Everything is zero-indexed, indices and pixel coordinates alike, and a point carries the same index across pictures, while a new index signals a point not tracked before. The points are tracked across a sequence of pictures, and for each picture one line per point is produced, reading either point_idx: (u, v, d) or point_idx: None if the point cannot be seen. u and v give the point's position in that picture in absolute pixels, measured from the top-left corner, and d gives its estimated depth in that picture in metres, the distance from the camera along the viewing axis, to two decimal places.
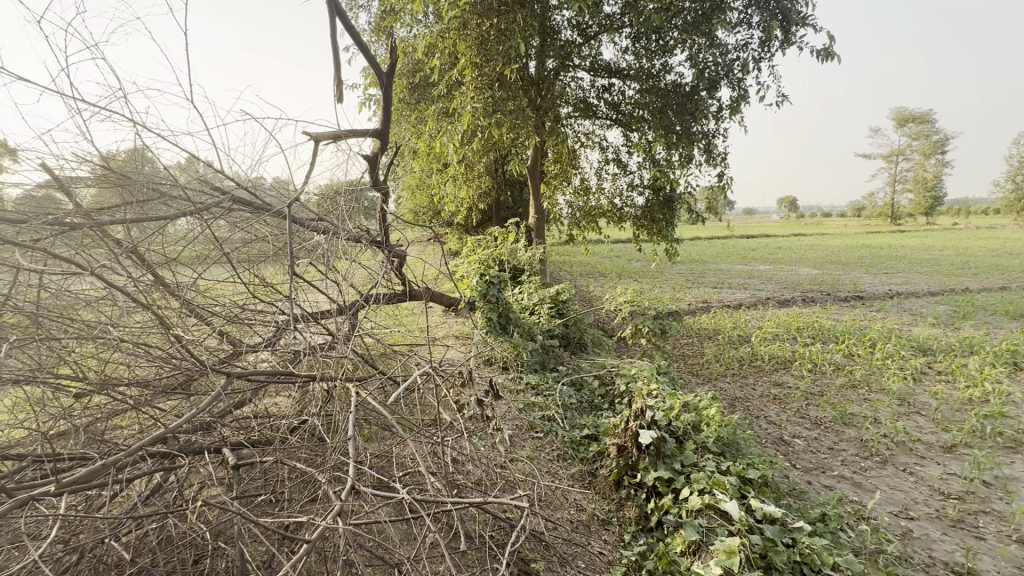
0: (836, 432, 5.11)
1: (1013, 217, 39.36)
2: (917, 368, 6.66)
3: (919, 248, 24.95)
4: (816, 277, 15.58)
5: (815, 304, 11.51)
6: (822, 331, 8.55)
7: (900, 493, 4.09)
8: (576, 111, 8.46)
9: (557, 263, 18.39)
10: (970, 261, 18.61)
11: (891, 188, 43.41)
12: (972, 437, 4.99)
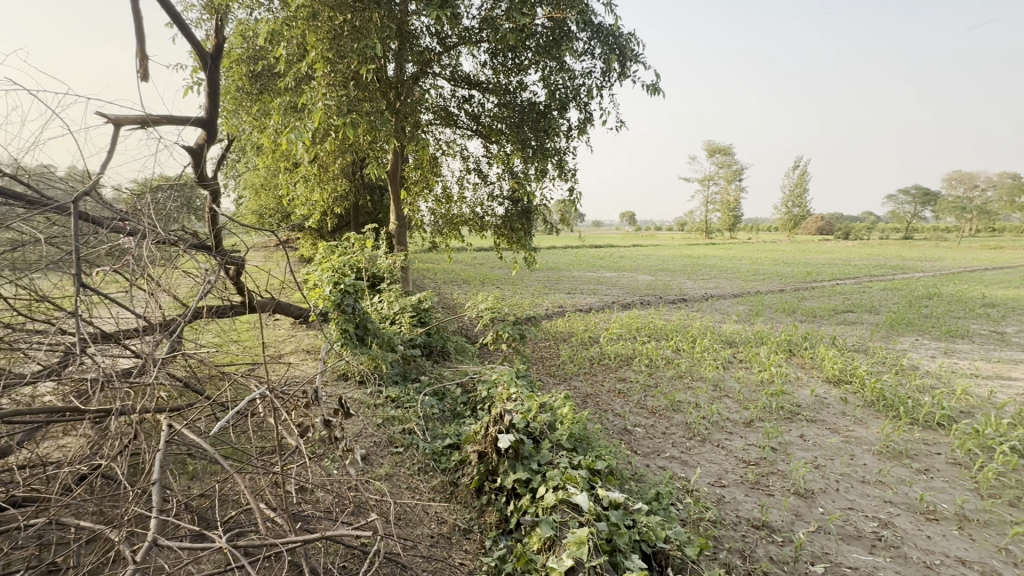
0: (667, 418, 5.21)
1: (789, 234, 49.08)
2: (724, 358, 7.29)
3: (727, 257, 29.48)
4: (650, 283, 17.13)
5: (650, 307, 12.49)
6: (656, 330, 9.16)
7: (715, 466, 4.18)
8: (438, 119, 7.53)
9: (419, 271, 17.51)
10: (761, 268, 22.33)
11: (706, 208, 51.11)
12: (763, 412, 5.39)
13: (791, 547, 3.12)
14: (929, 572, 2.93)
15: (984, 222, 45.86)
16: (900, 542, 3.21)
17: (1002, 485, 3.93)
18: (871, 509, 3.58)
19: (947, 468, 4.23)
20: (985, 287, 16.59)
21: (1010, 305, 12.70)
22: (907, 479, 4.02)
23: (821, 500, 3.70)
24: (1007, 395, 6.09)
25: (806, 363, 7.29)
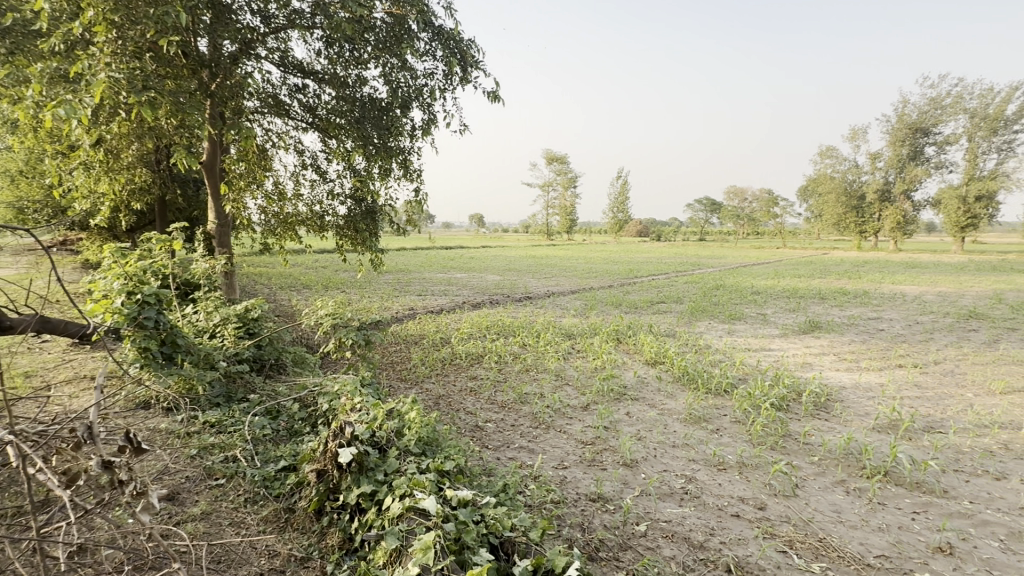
0: (516, 410, 5.28)
1: (616, 236, 55.44)
2: (565, 350, 7.73)
3: (565, 257, 32.08)
4: (498, 283, 17.64)
5: (498, 305, 12.79)
6: (505, 327, 9.36)
7: (558, 450, 4.28)
8: (266, 107, 6.43)
9: (248, 277, 15.41)
10: (594, 267, 24.66)
11: (547, 212, 54.95)
12: (597, 396, 5.75)
13: (617, 513, 3.23)
14: (724, 515, 3.26)
15: (750, 226, 57.62)
16: (701, 493, 3.55)
17: (768, 435, 4.60)
18: (680, 468, 3.95)
19: (729, 426, 4.87)
20: (753, 278, 20.73)
21: (768, 292, 16.04)
22: (704, 439, 4.55)
23: (645, 467, 3.97)
24: (769, 361, 7.50)
25: (630, 349, 8.07)
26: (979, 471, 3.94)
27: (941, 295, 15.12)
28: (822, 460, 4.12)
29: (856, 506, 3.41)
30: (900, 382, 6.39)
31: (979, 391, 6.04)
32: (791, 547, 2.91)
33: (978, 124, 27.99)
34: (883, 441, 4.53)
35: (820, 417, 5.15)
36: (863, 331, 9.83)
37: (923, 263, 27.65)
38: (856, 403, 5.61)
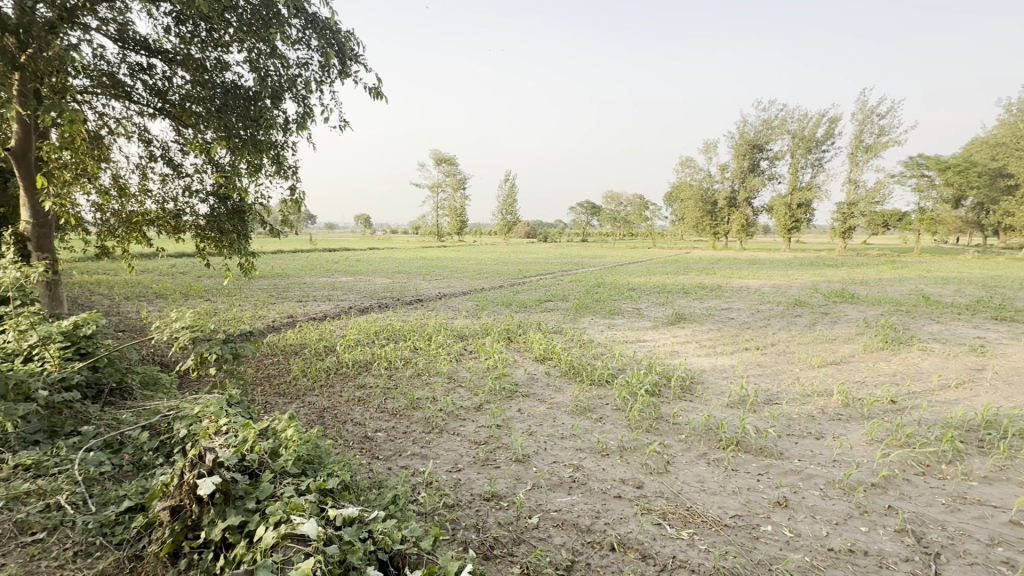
0: (408, 416, 5.14)
1: (506, 237, 56.87)
2: (457, 351, 7.72)
3: (457, 258, 32.16)
4: (388, 286, 17.11)
5: (388, 309, 12.38)
6: (394, 332, 9.08)
7: (452, 453, 4.25)
8: (98, 87, 5.21)
9: (83, 285, 13.06)
10: (485, 268, 25.06)
11: (436, 213, 54.53)
12: (490, 396, 5.83)
13: (511, 509, 3.31)
14: (608, 497, 3.48)
15: (625, 228, 62.81)
16: (588, 479, 3.75)
17: (644, 419, 5.01)
18: (569, 458, 4.15)
19: (612, 414, 5.24)
20: (629, 275, 22.69)
21: (641, 288, 17.67)
22: (590, 428, 4.82)
23: (536, 461, 4.10)
24: (644, 351, 8.24)
25: (521, 347, 8.31)
26: (804, 433, 4.64)
27: (775, 287, 17.90)
28: (687, 437, 4.57)
29: (715, 474, 3.84)
30: (747, 363, 7.41)
31: (804, 366, 7.24)
32: (664, 519, 3.19)
33: (797, 144, 33.60)
34: (735, 415, 5.16)
35: (686, 399, 5.74)
36: (719, 320, 11.26)
37: (762, 260, 32.51)
38: (713, 383, 6.36)
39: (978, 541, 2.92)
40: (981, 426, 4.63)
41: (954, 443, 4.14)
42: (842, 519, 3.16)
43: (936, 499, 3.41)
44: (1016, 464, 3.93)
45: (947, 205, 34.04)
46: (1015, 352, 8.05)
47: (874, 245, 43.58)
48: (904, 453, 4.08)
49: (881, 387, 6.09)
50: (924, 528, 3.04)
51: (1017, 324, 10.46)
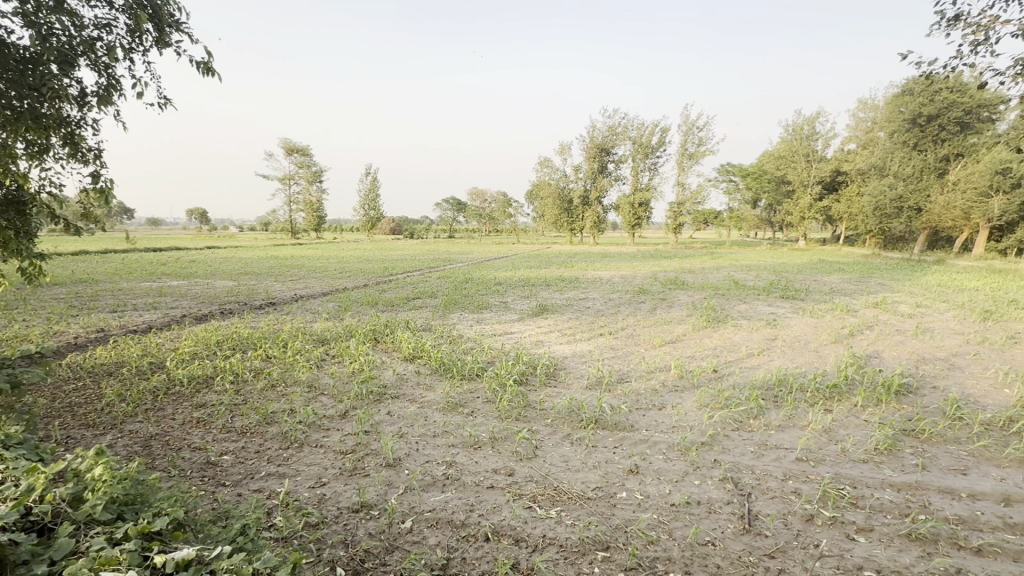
0: (261, 433, 4.46)
1: (370, 233, 54.23)
2: (317, 356, 6.95)
3: (314, 257, 29.71)
4: (232, 289, 15.05)
5: (233, 315, 10.79)
6: (241, 340, 7.89)
7: (314, 467, 3.78)
8: None
9: None
10: (348, 266, 23.58)
11: (289, 207, 49.66)
12: (355, 401, 5.36)
13: (381, 517, 3.06)
14: (481, 489, 3.43)
15: (490, 225, 64.26)
16: (461, 474, 3.65)
17: (513, 408, 5.09)
18: (441, 455, 3.99)
19: (482, 406, 5.22)
20: (496, 270, 23.26)
21: (508, 282, 18.21)
22: (461, 422, 4.72)
23: (407, 463, 3.86)
24: (511, 343, 8.43)
25: (387, 347, 7.84)
26: (650, 405, 5.15)
27: (623, 277, 19.89)
28: (553, 420, 4.75)
29: (578, 452, 4.05)
30: (602, 348, 8.04)
31: (648, 347, 8.09)
32: (534, 501, 3.24)
33: (637, 149, 37.63)
34: (594, 396, 5.52)
35: (551, 385, 5.98)
36: (578, 310, 12.06)
37: (613, 253, 35.78)
38: (575, 368, 6.77)
39: (776, 477, 3.50)
40: (775, 384, 5.65)
41: (759, 401, 4.97)
42: (681, 477, 3.54)
43: (748, 449, 4.03)
44: (798, 412, 4.86)
45: (748, 206, 41.23)
46: (795, 323, 10.08)
47: (698, 240, 50.84)
48: (725, 414, 4.76)
49: (707, 359, 7.08)
50: (740, 474, 3.57)
51: (796, 301, 13.11)
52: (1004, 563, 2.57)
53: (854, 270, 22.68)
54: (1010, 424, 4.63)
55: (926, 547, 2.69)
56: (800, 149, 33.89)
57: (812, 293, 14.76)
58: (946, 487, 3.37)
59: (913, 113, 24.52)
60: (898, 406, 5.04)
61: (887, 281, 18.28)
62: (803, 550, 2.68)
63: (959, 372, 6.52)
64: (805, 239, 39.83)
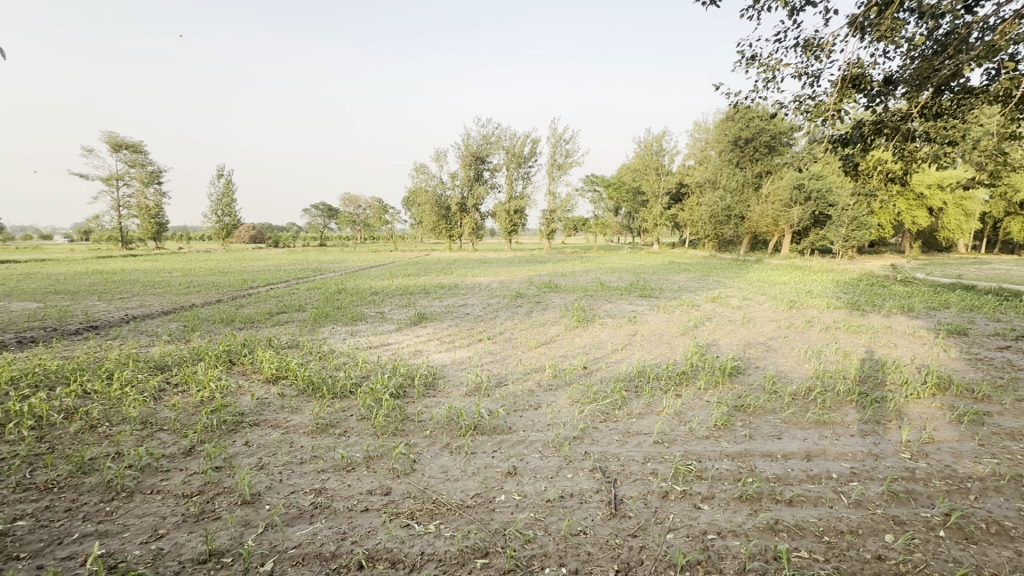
0: (72, 486, 3.15)
1: (222, 242, 47.81)
2: (153, 387, 5.25)
3: (149, 271, 25.21)
4: (31, 312, 11.80)
5: (35, 345, 8.26)
6: (45, 375, 5.63)
7: (148, 518, 2.81)
8: None
9: None
10: (195, 281, 20.28)
11: (113, 212, 41.42)
12: (204, 434, 4.17)
13: (233, 566, 2.45)
14: (354, 513, 3.00)
15: (365, 233, 61.24)
16: (331, 501, 3.13)
17: (389, 424, 4.60)
18: (310, 483, 3.35)
19: (357, 425, 4.58)
20: (373, 280, 22.06)
21: (385, 291, 17.29)
22: (333, 445, 4.05)
23: (269, 497, 3.14)
24: (389, 356, 7.76)
25: (245, 370, 6.37)
26: (527, 405, 5.35)
27: (502, 283, 20.32)
28: (432, 431, 4.48)
29: (456, 460, 3.88)
30: (482, 353, 8.02)
31: (524, 349, 8.40)
32: (412, 518, 2.97)
33: (510, 158, 38.88)
34: (473, 402, 5.45)
35: (431, 395, 5.65)
36: (457, 316, 11.95)
37: (492, 260, 36.11)
38: (454, 376, 6.56)
39: (638, 462, 3.90)
40: (635, 375, 6.53)
41: (622, 393, 5.60)
42: (555, 472, 3.68)
43: (613, 438, 4.44)
44: (655, 399, 5.61)
45: (609, 214, 45.20)
46: (652, 319, 11.41)
47: (568, 245, 54.13)
48: (594, 407, 5.22)
49: (578, 357, 7.67)
50: (607, 462, 3.88)
51: (653, 300, 14.75)
52: (807, 508, 3.19)
53: (700, 270, 25.87)
54: (809, 392, 5.91)
55: (754, 504, 3.24)
56: (651, 163, 38.00)
57: (664, 292, 16.69)
58: (766, 451, 4.15)
59: (734, 137, 29.16)
60: (731, 384, 6.20)
61: (723, 279, 21.31)
62: (661, 524, 2.98)
63: (773, 353, 8.06)
64: (658, 243, 44.90)
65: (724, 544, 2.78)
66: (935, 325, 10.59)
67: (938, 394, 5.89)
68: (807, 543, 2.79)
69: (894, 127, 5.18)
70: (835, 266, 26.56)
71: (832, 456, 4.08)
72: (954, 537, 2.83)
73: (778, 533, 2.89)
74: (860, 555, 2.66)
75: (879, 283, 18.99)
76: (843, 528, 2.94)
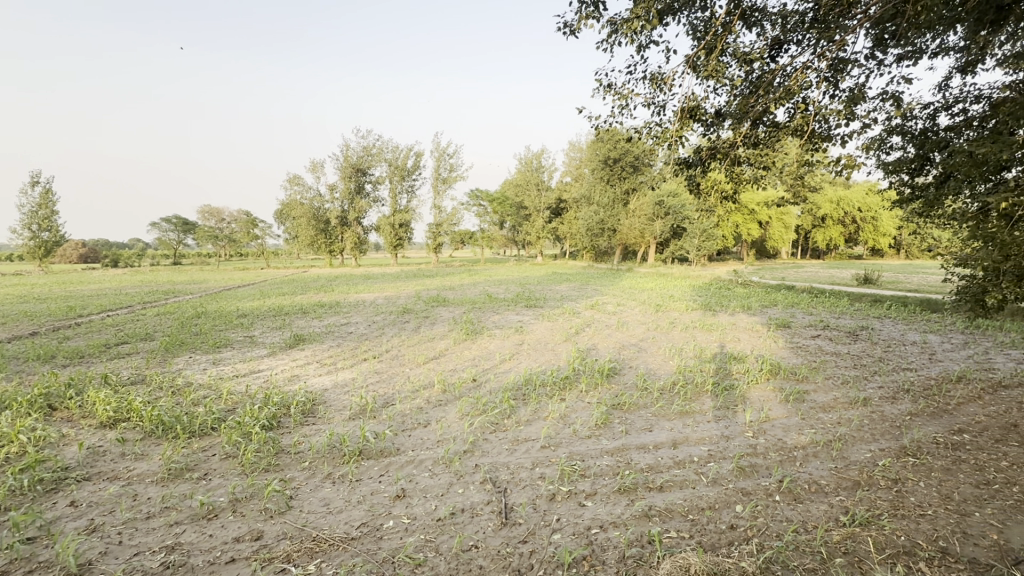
0: None
1: (36, 261, 39.37)
2: None
3: None
4: None
5: None
6: None
7: None
8: None
9: None
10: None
11: None
12: (9, 499, 3.47)
13: None
14: (216, 567, 2.83)
15: (228, 248, 55.07)
16: (188, 556, 2.91)
17: (260, 459, 4.30)
18: (158, 540, 3.06)
19: (219, 464, 4.18)
20: (241, 300, 19.95)
21: (255, 311, 15.72)
22: (189, 491, 3.69)
23: (102, 565, 2.80)
24: (261, 385, 6.99)
25: (70, 415, 5.25)
26: (415, 424, 5.41)
27: (388, 299, 19.77)
28: (311, 462, 4.33)
29: (340, 491, 3.84)
30: (367, 373, 7.76)
31: (413, 366, 8.31)
32: (288, 561, 2.91)
33: (394, 172, 38.06)
34: (357, 426, 5.32)
35: (309, 422, 5.36)
36: (339, 335, 11.37)
37: (378, 275, 34.77)
38: (337, 401, 6.24)
39: (526, 467, 4.34)
40: (523, 383, 7.02)
41: (510, 402, 6.01)
42: (446, 489, 3.92)
43: (503, 447, 4.82)
44: (541, 405, 6.13)
45: (495, 227, 46.44)
46: (537, 328, 12.09)
47: (456, 256, 54.27)
48: (483, 419, 5.54)
49: (467, 370, 7.88)
50: (498, 472, 4.24)
51: (537, 310, 15.57)
52: (674, 492, 3.90)
53: (580, 280, 27.71)
54: (673, 385, 6.94)
55: (630, 494, 3.87)
56: (532, 179, 39.92)
57: (548, 301, 17.70)
58: (639, 444, 4.89)
59: (604, 157, 31.88)
60: (608, 384, 7.04)
61: (600, 288, 23.13)
62: (549, 527, 3.41)
63: (644, 353, 9.20)
64: (542, 255, 47.23)
65: (606, 536, 3.29)
66: (766, 320, 12.87)
67: (771, 377, 7.31)
68: (675, 523, 3.44)
69: (724, 152, 6.11)
70: (691, 273, 30.41)
71: (693, 441, 4.95)
72: (787, 499, 3.73)
73: (652, 518, 3.51)
74: (717, 527, 3.37)
75: (725, 287, 22.23)
76: (704, 504, 3.68)
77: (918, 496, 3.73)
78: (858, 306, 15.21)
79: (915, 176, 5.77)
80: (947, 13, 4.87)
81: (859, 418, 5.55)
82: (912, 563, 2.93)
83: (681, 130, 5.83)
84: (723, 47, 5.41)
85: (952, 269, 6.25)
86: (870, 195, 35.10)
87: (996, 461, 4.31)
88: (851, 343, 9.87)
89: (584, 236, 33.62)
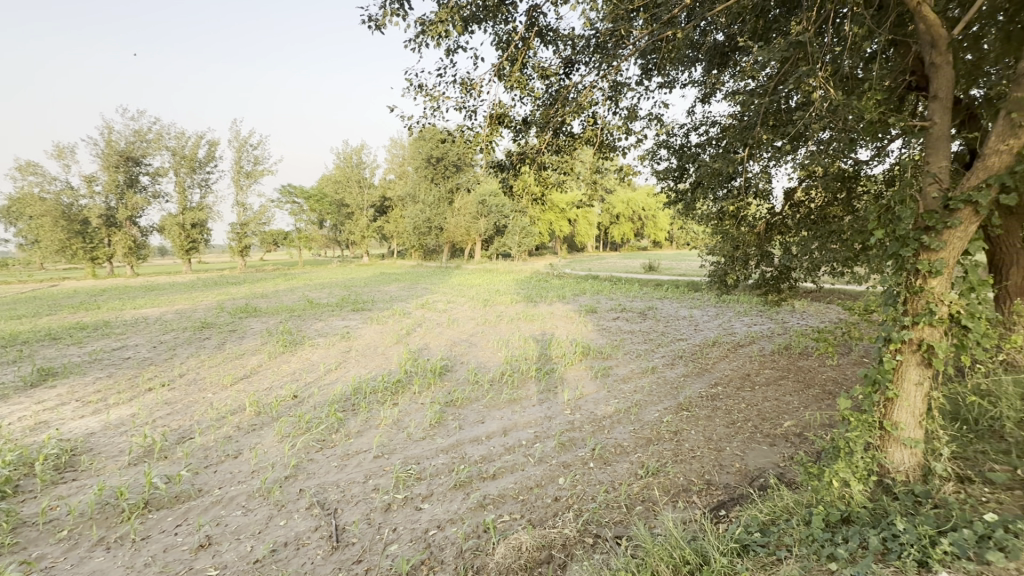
0: None
1: None
2: None
3: None
4: None
5: None
6: None
7: None
8: None
9: None
10: None
11: None
12: None
13: None
14: None
15: None
16: None
17: None
18: None
19: None
20: None
21: None
22: None
23: None
24: None
25: None
26: (222, 457, 4.67)
27: (180, 313, 16.65)
28: (74, 529, 3.41)
29: (119, 556, 3.11)
30: (153, 406, 6.41)
31: (216, 390, 7.14)
32: None
33: (179, 162, 31.98)
34: (141, 471, 4.36)
35: (67, 480, 4.20)
36: (108, 363, 9.10)
37: (165, 285, 28.94)
38: (109, 446, 5.01)
39: (359, 482, 4.10)
40: (352, 393, 6.62)
41: (338, 415, 5.61)
42: (264, 525, 3.46)
43: (331, 465, 4.46)
44: (372, 414, 5.86)
45: (314, 227, 42.78)
46: (366, 333, 11.52)
47: (267, 260, 48.37)
48: (307, 438, 5.06)
49: (286, 387, 7.08)
50: (326, 494, 3.91)
51: (365, 313, 14.82)
52: (506, 477, 4.12)
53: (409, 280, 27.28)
54: (502, 376, 7.33)
55: (465, 488, 3.95)
56: (352, 176, 37.87)
57: (376, 304, 17.02)
58: (473, 437, 5.04)
59: (427, 155, 31.90)
60: (441, 383, 7.07)
61: (430, 286, 23.14)
62: (385, 539, 3.29)
63: (474, 348, 9.52)
64: (368, 255, 45.17)
65: (444, 535, 3.31)
66: (578, 307, 14.48)
67: (583, 358, 8.26)
68: (507, 507, 3.64)
69: (532, 157, 6.59)
70: (514, 268, 32.42)
71: (521, 426, 5.29)
72: (598, 464, 4.26)
73: (486, 507, 3.65)
74: (544, 502, 3.67)
75: (544, 279, 24.32)
76: (531, 484, 3.96)
77: (690, 441, 4.62)
78: (645, 290, 18.18)
79: (677, 183, 6.97)
80: (690, 52, 6.01)
81: (650, 385, 6.61)
82: (688, 498, 3.62)
83: (491, 135, 6.11)
84: (524, 60, 5.82)
85: (706, 257, 7.87)
86: (650, 198, 42.16)
87: (739, 406, 5.56)
88: (642, 322, 11.74)
89: (411, 234, 33.10)
